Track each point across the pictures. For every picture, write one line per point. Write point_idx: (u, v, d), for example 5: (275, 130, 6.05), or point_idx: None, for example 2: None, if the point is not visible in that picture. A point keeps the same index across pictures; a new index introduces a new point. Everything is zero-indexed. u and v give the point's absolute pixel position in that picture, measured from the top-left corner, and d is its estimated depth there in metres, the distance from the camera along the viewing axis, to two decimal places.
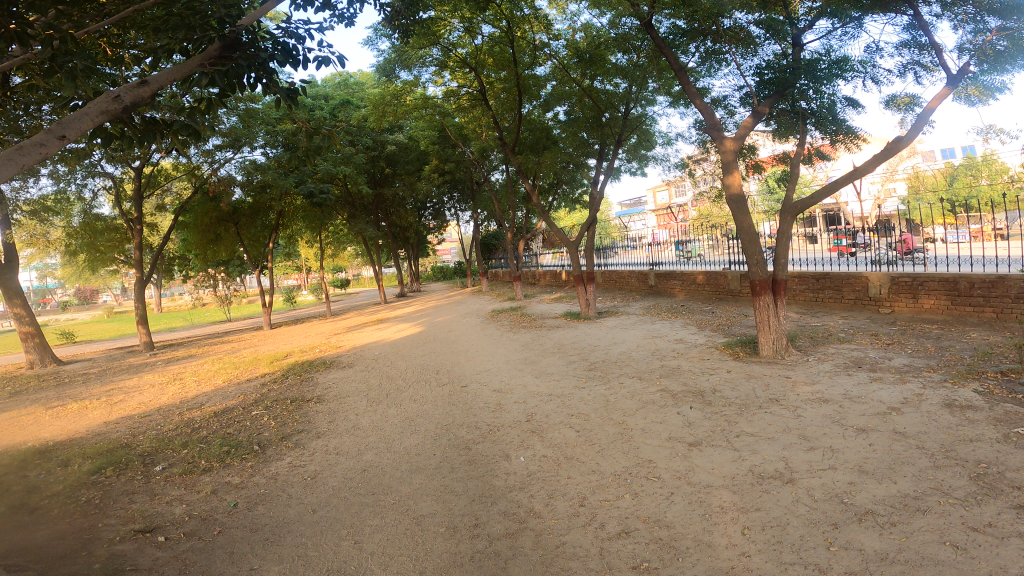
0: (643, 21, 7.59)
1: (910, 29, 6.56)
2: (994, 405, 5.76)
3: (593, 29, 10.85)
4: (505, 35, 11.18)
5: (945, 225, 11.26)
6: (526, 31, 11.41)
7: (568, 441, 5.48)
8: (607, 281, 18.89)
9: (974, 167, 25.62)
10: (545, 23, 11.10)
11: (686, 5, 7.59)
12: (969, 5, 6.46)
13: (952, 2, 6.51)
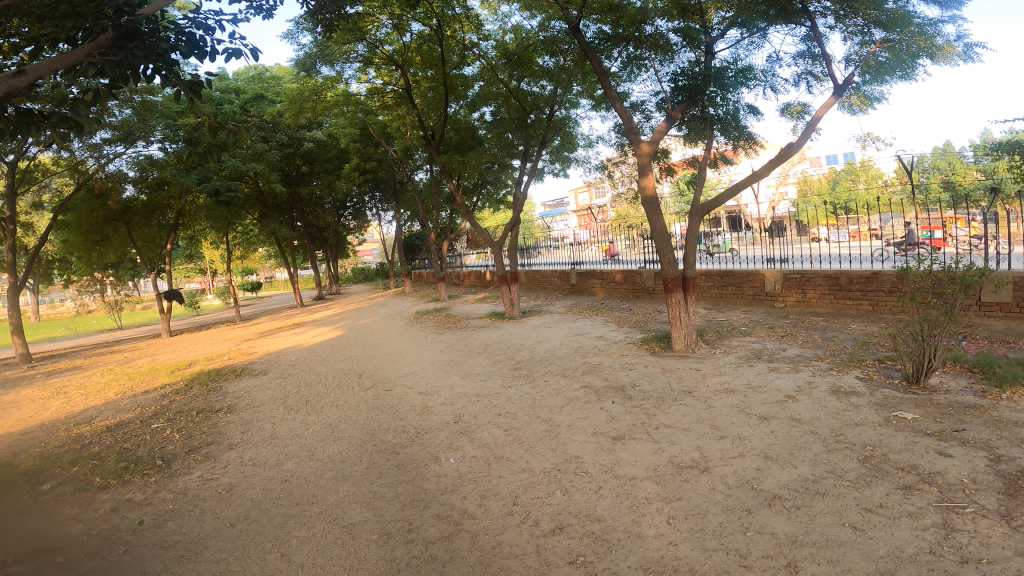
0: (571, 25, 7.76)
1: (807, 40, 7.06)
2: (874, 390, 6.35)
3: (522, 31, 10.93)
4: (434, 33, 11.06)
5: (829, 226, 12.18)
6: (456, 31, 11.32)
7: (497, 440, 5.51)
8: (529, 281, 19.10)
9: (854, 173, 28.09)
10: (474, 23, 11.04)
11: (611, 11, 7.84)
12: (858, 18, 6.99)
13: (845, 15, 7.03)
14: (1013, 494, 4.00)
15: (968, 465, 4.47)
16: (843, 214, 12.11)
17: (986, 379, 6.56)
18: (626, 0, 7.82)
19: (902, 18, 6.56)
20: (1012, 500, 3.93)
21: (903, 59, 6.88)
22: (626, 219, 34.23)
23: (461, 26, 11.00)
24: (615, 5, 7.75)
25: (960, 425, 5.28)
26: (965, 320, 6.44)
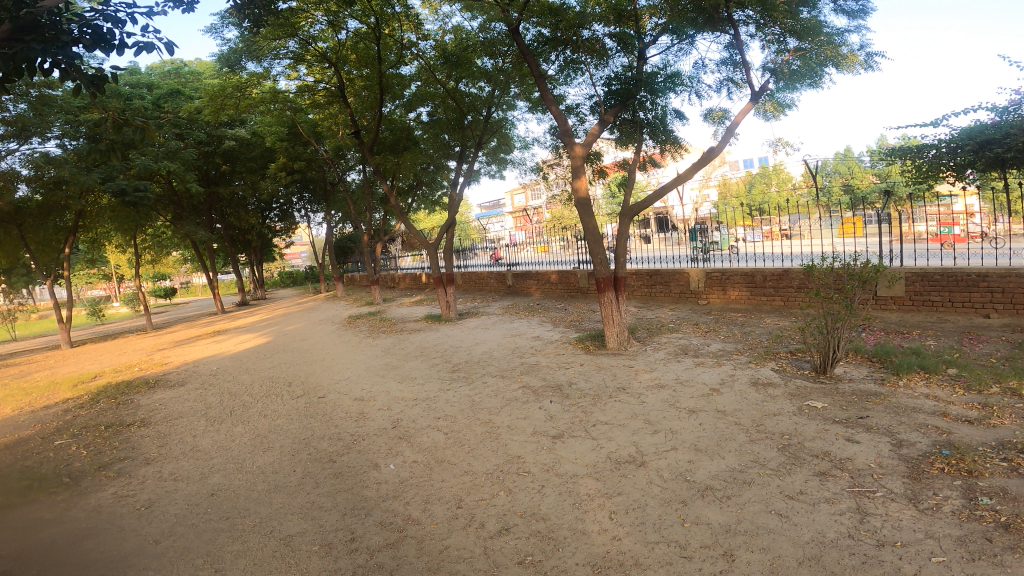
0: (511, 27, 7.75)
1: (730, 47, 7.42)
2: (789, 380, 6.74)
3: (461, 32, 10.88)
4: (371, 32, 10.81)
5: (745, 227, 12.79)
6: (394, 30, 11.09)
7: (436, 444, 5.46)
8: (464, 283, 19.03)
9: (768, 176, 29.75)
10: (412, 22, 10.84)
11: (550, 15, 7.98)
12: (776, 27, 7.37)
13: (764, 23, 7.40)
14: (915, 477, 4.35)
15: (874, 451, 4.83)
16: (759, 216, 12.77)
17: (885, 368, 7.11)
18: (565, 5, 8.00)
19: (814, 28, 6.96)
20: (916, 483, 4.27)
21: (813, 67, 7.37)
22: (560, 221, 34.75)
23: (400, 24, 10.78)
24: (554, 9, 7.91)
25: (865, 413, 5.69)
26: (862, 313, 6.95)
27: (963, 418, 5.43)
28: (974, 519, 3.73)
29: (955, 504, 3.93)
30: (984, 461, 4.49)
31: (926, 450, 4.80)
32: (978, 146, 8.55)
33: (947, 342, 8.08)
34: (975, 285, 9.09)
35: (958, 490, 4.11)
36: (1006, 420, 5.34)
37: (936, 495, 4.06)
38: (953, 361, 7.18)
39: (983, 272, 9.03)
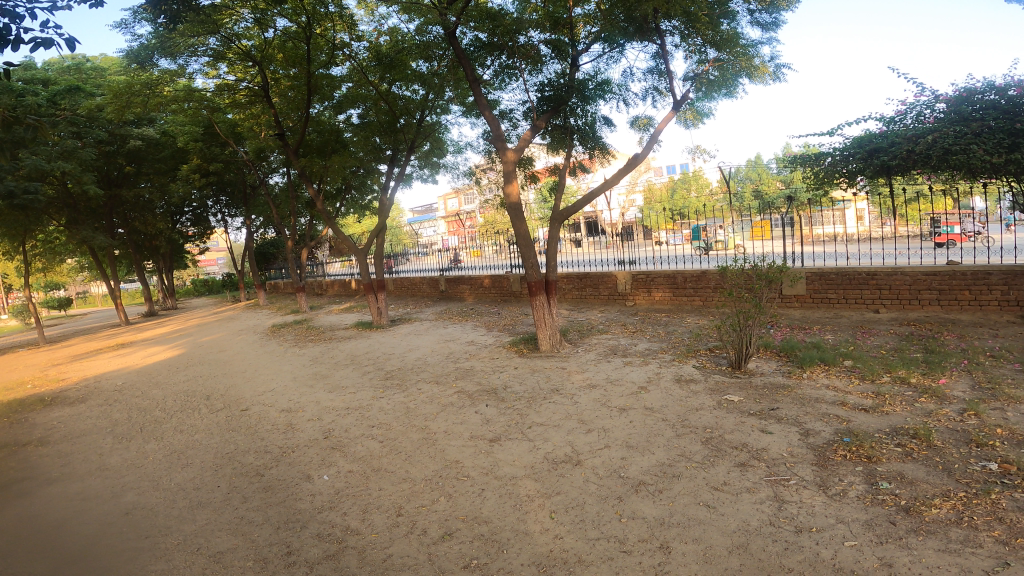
0: (449, 30, 7.69)
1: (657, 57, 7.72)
2: (708, 376, 7.08)
3: (397, 34, 10.70)
4: (302, 31, 10.45)
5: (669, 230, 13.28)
6: (326, 30, 10.79)
7: (372, 453, 5.35)
8: (395, 288, 18.77)
9: (689, 182, 31.05)
10: (346, 21, 10.54)
11: (489, 19, 7.94)
12: (698, 38, 7.68)
13: (688, 34, 7.70)
14: (823, 465, 4.68)
15: (785, 441, 5.15)
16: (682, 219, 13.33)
17: (790, 362, 7.60)
18: (503, 10, 7.95)
19: (731, 40, 7.31)
20: (823, 470, 4.59)
21: (729, 77, 7.75)
22: (492, 225, 34.84)
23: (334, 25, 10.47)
24: (491, 14, 7.86)
25: (776, 404, 6.06)
26: (769, 310, 7.43)
27: (860, 407, 5.89)
28: (877, 503, 4.04)
29: (859, 489, 4.24)
30: (881, 447, 4.89)
31: (830, 438, 5.16)
32: (867, 154, 9.35)
33: (844, 336, 8.72)
34: (865, 283, 9.88)
35: (861, 475, 4.45)
36: (897, 407, 5.84)
37: (843, 482, 4.37)
38: (850, 353, 7.76)
39: (871, 271, 9.83)
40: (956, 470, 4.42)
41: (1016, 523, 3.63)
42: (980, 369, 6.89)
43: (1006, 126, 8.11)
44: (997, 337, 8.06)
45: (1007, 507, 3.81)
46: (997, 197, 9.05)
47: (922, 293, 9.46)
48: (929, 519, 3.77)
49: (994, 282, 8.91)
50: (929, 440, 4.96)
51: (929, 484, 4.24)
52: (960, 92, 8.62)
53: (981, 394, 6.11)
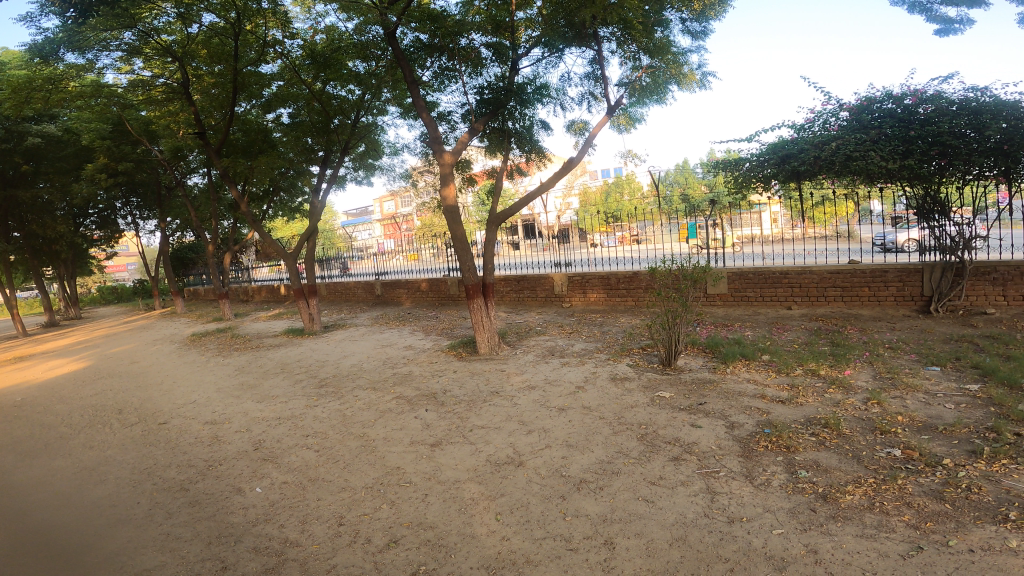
0: (389, 30, 7.58)
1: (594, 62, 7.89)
2: (641, 374, 7.29)
3: (333, 33, 10.55)
4: (230, 27, 10.00)
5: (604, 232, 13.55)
6: (257, 26, 10.37)
7: (307, 462, 5.19)
8: (329, 293, 18.29)
9: (623, 186, 31.82)
10: (279, 19, 10.16)
11: (430, 21, 8.02)
12: (633, 45, 7.88)
13: (624, 41, 7.87)
14: (748, 456, 4.91)
15: (713, 434, 5.38)
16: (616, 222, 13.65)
17: (716, 357, 7.93)
18: (445, 11, 8.07)
19: (664, 48, 7.55)
20: (749, 461, 4.82)
21: (660, 84, 8.04)
22: (430, 228, 34.44)
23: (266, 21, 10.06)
24: (433, 15, 7.93)
25: (703, 399, 6.32)
26: (695, 309, 7.75)
27: (777, 399, 6.23)
28: (798, 491, 4.28)
29: (781, 478, 4.48)
30: (797, 437, 5.18)
31: (752, 430, 5.43)
32: (780, 159, 9.82)
33: (761, 332, 9.20)
34: (779, 282, 10.46)
35: (782, 465, 4.71)
36: (809, 398, 6.21)
37: (766, 471, 4.61)
38: (768, 348, 8.20)
39: (784, 271, 10.42)
40: (865, 456, 4.75)
41: (922, 506, 3.92)
42: (880, 360, 7.45)
43: (900, 133, 8.83)
44: (894, 331, 8.72)
45: (913, 491, 4.12)
46: (894, 200, 9.77)
47: (828, 290, 10.14)
48: (845, 505, 4.02)
49: (890, 279, 9.67)
50: (839, 429, 5.30)
51: (842, 471, 4.54)
52: (860, 101, 9.34)
53: (884, 383, 6.60)
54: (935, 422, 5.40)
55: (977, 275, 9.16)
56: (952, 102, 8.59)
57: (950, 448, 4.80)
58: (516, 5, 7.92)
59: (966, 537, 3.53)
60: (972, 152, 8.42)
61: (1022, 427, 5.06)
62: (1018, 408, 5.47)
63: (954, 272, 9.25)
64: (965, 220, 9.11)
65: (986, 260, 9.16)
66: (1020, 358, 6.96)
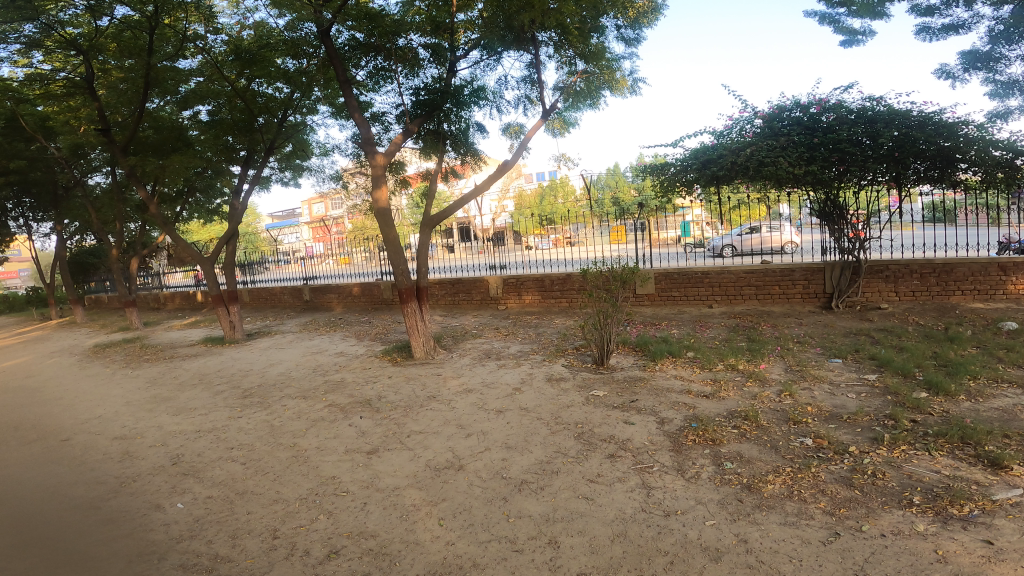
0: (323, 28, 7.37)
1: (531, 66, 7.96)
2: (576, 374, 7.41)
3: (262, 28, 10.17)
4: (147, 21, 9.41)
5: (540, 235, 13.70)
6: (177, 20, 9.92)
7: (233, 476, 4.95)
8: (252, 299, 17.57)
9: (557, 189, 32.27)
10: (202, 13, 9.81)
11: (367, 20, 7.80)
12: (570, 50, 8.02)
13: (561, 46, 8.01)
14: (678, 450, 5.09)
15: (646, 430, 5.54)
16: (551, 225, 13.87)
17: (646, 355, 8.17)
18: (383, 10, 7.90)
19: (599, 54, 7.76)
20: (679, 455, 4.99)
21: (594, 89, 8.28)
22: (363, 231, 33.72)
23: (188, 15, 9.74)
24: (372, 14, 7.73)
25: (635, 396, 6.49)
26: (624, 310, 7.98)
27: (702, 394, 6.49)
28: (726, 482, 4.48)
29: (710, 471, 4.68)
30: (721, 430, 5.43)
31: (681, 424, 5.63)
32: (702, 165, 10.25)
33: (687, 329, 9.56)
34: (700, 282, 10.95)
35: (709, 457, 4.91)
36: (730, 392, 6.51)
37: (695, 464, 4.79)
38: (692, 345, 8.54)
39: (705, 271, 10.92)
40: (782, 446, 5.03)
41: (835, 493, 4.19)
42: (791, 353, 7.92)
43: (806, 140, 9.40)
44: (801, 326, 9.30)
45: (826, 479, 4.40)
46: (799, 205, 10.48)
47: (743, 289, 10.72)
48: (768, 494, 4.24)
49: (797, 278, 10.41)
50: (758, 420, 5.59)
51: (763, 461, 4.78)
52: (772, 110, 9.91)
53: (794, 375, 7.02)
54: (840, 411, 5.79)
55: (871, 272, 10.03)
56: (851, 110, 9.32)
57: (855, 436, 5.16)
58: (456, 6, 7.90)
59: (878, 522, 3.79)
60: (867, 158, 9.05)
61: (915, 414, 5.51)
62: (912, 396, 5.95)
63: (851, 270, 10.03)
64: (858, 223, 9.89)
65: (878, 259, 10.04)
66: (911, 349, 7.57)
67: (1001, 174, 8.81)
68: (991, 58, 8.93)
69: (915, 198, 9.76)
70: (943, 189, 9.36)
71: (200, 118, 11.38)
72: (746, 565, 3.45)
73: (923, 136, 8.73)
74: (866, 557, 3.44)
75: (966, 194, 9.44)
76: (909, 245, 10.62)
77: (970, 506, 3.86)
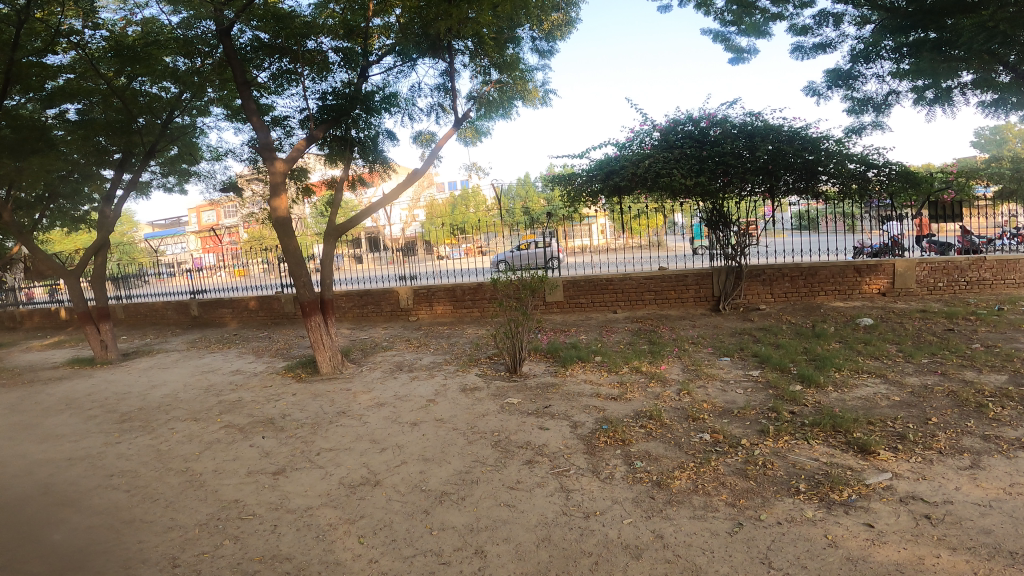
0: (223, 27, 6.96)
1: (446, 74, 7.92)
2: (490, 383, 7.40)
3: (150, 25, 9.54)
4: (13, 15, 8.24)
5: (451, 245, 13.66)
6: (49, 13, 8.80)
7: (118, 504, 4.53)
8: (126, 316, 16.12)
9: (467, 199, 32.25)
10: (81, 8, 8.91)
11: (274, 20, 7.59)
12: (484, 60, 8.08)
13: (476, 55, 8.04)
14: (592, 452, 5.22)
15: (560, 434, 5.64)
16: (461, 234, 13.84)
17: (557, 362, 8.33)
18: (293, 11, 7.66)
19: (514, 64, 7.94)
20: (593, 457, 5.12)
21: (506, 99, 8.41)
22: (261, 241, 32.12)
23: (64, 9, 8.72)
24: (280, 14, 7.53)
25: (548, 402, 6.59)
26: (534, 318, 8.11)
27: (610, 397, 6.70)
28: (638, 480, 4.65)
29: (623, 470, 4.83)
30: (630, 430, 5.64)
31: (592, 427, 5.78)
32: (606, 175, 10.66)
33: (593, 335, 9.84)
34: (605, 289, 11.32)
35: (621, 457, 5.07)
36: (636, 393, 6.78)
37: (609, 465, 4.94)
38: (599, 350, 8.80)
39: (609, 278, 11.31)
40: (685, 443, 5.29)
41: (734, 485, 4.46)
42: (687, 354, 8.37)
43: (696, 153, 10.01)
44: (695, 327, 9.88)
45: (727, 472, 4.67)
46: (691, 214, 11.05)
47: (644, 294, 11.22)
48: (676, 490, 4.45)
49: (690, 283, 11.06)
50: (662, 419, 5.85)
51: (670, 458, 5.01)
52: (667, 123, 10.48)
53: (690, 374, 7.42)
54: (730, 406, 6.17)
55: (750, 277, 10.91)
56: (734, 125, 10.06)
57: (746, 429, 5.52)
58: (372, 11, 7.71)
59: (773, 511, 4.06)
60: (746, 170, 9.75)
61: (794, 405, 5.99)
62: (790, 389, 6.48)
63: (735, 274, 10.81)
64: (741, 230, 10.65)
65: (756, 264, 10.94)
66: (787, 346, 8.23)
67: (856, 186, 9.82)
68: (850, 77, 9.93)
69: (785, 208, 10.70)
70: (808, 200, 10.36)
71: (66, 117, 10.25)
72: (664, 561, 3.59)
73: (792, 150, 9.57)
74: (769, 544, 3.67)
75: (827, 204, 10.56)
76: (784, 250, 11.59)
77: (849, 491, 4.23)
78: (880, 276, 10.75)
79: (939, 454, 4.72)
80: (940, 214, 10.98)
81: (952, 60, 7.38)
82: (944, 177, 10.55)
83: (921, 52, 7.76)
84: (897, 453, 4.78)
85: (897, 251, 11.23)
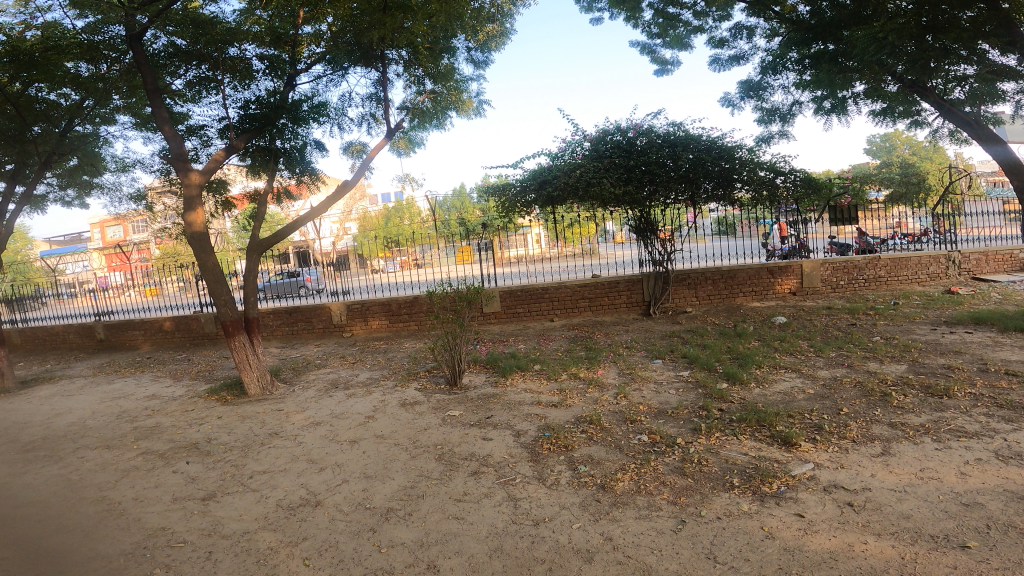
0: (138, 31, 6.62)
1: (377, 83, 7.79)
2: (430, 397, 7.29)
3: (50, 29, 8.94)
4: None
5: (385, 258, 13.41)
6: None
7: (27, 537, 4.16)
8: (24, 342, 14.81)
9: (398, 212, 31.79)
10: None
11: (192, 26, 7.26)
12: (418, 69, 8.05)
13: (409, 64, 7.98)
14: (536, 459, 5.23)
15: (504, 444, 5.63)
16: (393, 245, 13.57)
17: (496, 372, 8.32)
18: (214, 17, 7.30)
19: (448, 73, 7.97)
20: (538, 464, 5.13)
21: (440, 109, 8.38)
22: (177, 257, 30.40)
23: None
24: (197, 20, 7.21)
25: (489, 412, 6.57)
26: (472, 329, 8.07)
27: (551, 404, 6.75)
28: (583, 485, 4.70)
29: (567, 476, 4.87)
30: (571, 436, 5.69)
31: (535, 435, 5.81)
32: (539, 184, 10.76)
33: (531, 344, 9.90)
34: (541, 297, 11.43)
35: (565, 463, 5.11)
36: (575, 399, 6.86)
37: (554, 471, 4.96)
38: (538, 358, 8.86)
39: (545, 287, 11.42)
40: (625, 445, 5.40)
41: (674, 483, 4.59)
42: (621, 358, 8.56)
43: (624, 163, 10.24)
44: (628, 331, 10.14)
45: (666, 471, 4.79)
46: (620, 222, 11.34)
47: (579, 302, 11.42)
48: (621, 491, 4.53)
49: (621, 288, 11.36)
50: (602, 423, 5.95)
51: (611, 460, 5.10)
52: (597, 133, 10.71)
53: (626, 378, 7.58)
54: (665, 406, 6.36)
55: (677, 281, 11.28)
56: (659, 136, 10.39)
57: (680, 428, 5.70)
58: (301, 18, 7.50)
59: (712, 506, 4.21)
60: (669, 177, 10.11)
61: (722, 402, 6.23)
62: (718, 387, 6.74)
63: (662, 279, 11.17)
64: (666, 237, 10.99)
65: (681, 268, 11.35)
66: (712, 346, 8.57)
67: (767, 194, 10.45)
68: (760, 88, 10.52)
69: (707, 215, 11.11)
70: (726, 206, 10.89)
71: None
72: (616, 562, 3.64)
73: (710, 158, 10.01)
74: (712, 540, 3.79)
75: (742, 210, 11.06)
76: (704, 254, 11.98)
77: (778, 482, 4.44)
78: (790, 277, 11.38)
79: (853, 443, 5.02)
80: (839, 218, 11.60)
81: (847, 70, 7.92)
82: (841, 183, 11.35)
83: (821, 62, 8.32)
84: (817, 443, 5.05)
85: (803, 254, 11.78)
